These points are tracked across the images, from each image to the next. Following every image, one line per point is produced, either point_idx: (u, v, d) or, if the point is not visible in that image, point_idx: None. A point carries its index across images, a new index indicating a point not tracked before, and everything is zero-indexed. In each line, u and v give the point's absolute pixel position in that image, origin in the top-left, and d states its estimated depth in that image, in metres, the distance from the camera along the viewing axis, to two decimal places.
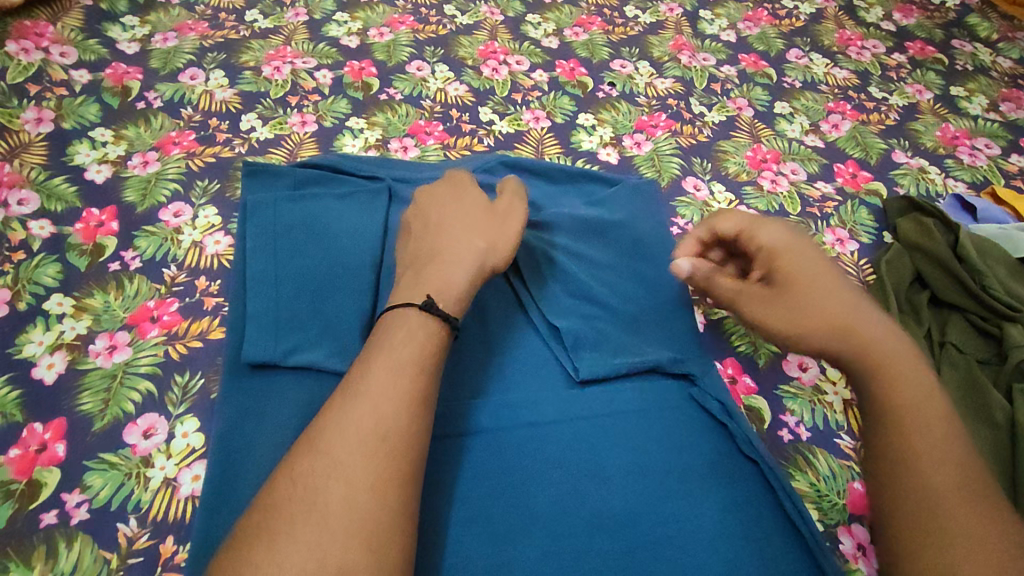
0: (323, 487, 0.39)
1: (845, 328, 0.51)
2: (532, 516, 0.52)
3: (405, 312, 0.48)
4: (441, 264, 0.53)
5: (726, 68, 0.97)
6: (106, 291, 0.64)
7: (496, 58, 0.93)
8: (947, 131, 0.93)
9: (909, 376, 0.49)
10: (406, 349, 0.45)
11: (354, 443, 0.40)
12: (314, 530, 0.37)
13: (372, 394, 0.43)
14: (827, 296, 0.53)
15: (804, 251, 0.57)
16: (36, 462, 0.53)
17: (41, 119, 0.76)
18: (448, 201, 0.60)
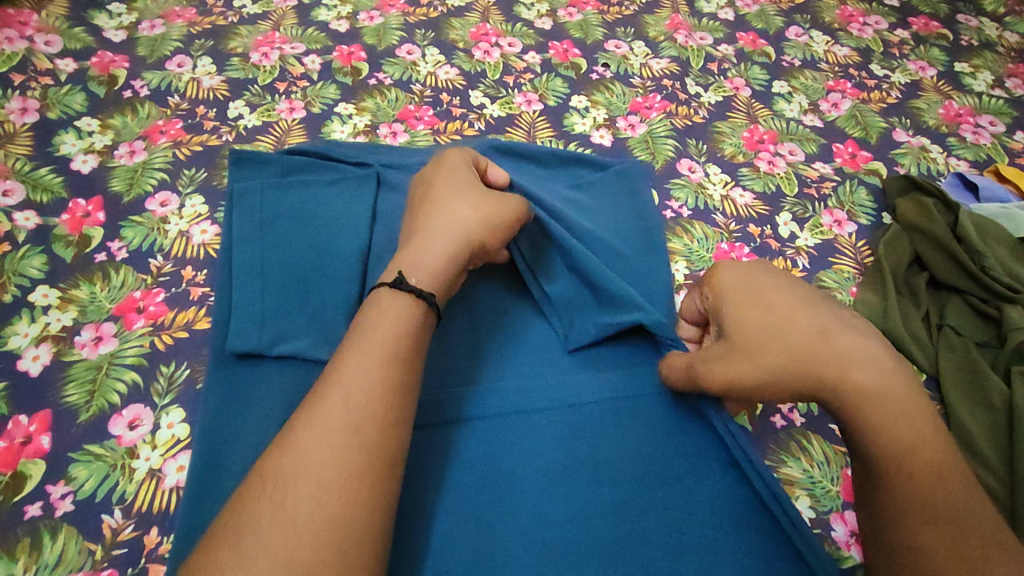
0: (291, 486, 0.38)
1: (812, 363, 0.47)
2: (520, 507, 0.51)
3: (377, 294, 0.48)
4: (417, 241, 0.52)
5: (723, 47, 0.95)
6: (92, 283, 0.63)
7: (488, 40, 0.91)
8: (950, 108, 0.91)
9: (891, 409, 0.45)
10: (377, 334, 0.45)
11: (324, 438, 0.40)
12: (279, 532, 0.36)
13: (341, 384, 0.42)
14: (785, 331, 0.48)
15: (759, 287, 0.52)
16: (21, 454, 0.53)
17: (26, 109, 0.76)
18: (432, 174, 0.59)
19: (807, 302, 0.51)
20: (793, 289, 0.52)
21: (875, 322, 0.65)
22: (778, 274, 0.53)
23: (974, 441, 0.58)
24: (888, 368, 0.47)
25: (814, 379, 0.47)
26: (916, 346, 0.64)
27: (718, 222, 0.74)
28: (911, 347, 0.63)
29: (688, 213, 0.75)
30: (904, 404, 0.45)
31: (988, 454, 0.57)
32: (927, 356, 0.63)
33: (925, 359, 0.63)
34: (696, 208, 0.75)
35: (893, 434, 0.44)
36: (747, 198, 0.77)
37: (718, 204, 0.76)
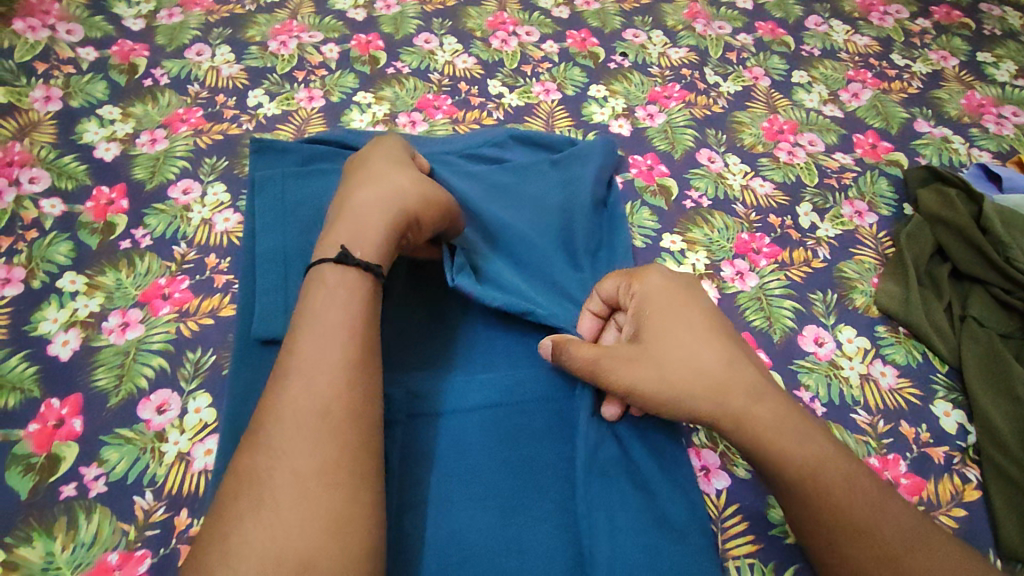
0: (273, 479, 0.39)
1: (719, 386, 0.48)
2: (498, 506, 0.52)
3: (321, 270, 0.48)
4: (360, 209, 0.52)
5: (742, 36, 0.95)
6: (118, 269, 0.64)
7: (505, 29, 0.91)
8: (972, 98, 0.90)
9: (789, 434, 0.47)
10: (323, 317, 0.45)
11: (296, 429, 0.40)
12: (263, 526, 0.37)
13: (302, 370, 0.43)
14: (697, 353, 0.49)
15: (677, 307, 0.52)
16: (54, 437, 0.53)
17: (50, 98, 0.76)
18: (369, 155, 0.59)
19: (718, 331, 0.52)
20: (706, 315, 0.53)
21: (897, 314, 0.65)
22: (695, 294, 0.54)
23: (999, 433, 0.57)
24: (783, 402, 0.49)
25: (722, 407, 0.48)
26: (938, 337, 0.64)
27: (738, 212, 0.74)
28: (933, 338, 0.63)
29: (708, 203, 0.74)
30: (798, 428, 0.48)
31: (1012, 444, 0.56)
32: (949, 347, 0.63)
33: (947, 349, 0.63)
34: (716, 198, 0.75)
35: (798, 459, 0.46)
36: (767, 188, 0.76)
37: (738, 194, 0.76)
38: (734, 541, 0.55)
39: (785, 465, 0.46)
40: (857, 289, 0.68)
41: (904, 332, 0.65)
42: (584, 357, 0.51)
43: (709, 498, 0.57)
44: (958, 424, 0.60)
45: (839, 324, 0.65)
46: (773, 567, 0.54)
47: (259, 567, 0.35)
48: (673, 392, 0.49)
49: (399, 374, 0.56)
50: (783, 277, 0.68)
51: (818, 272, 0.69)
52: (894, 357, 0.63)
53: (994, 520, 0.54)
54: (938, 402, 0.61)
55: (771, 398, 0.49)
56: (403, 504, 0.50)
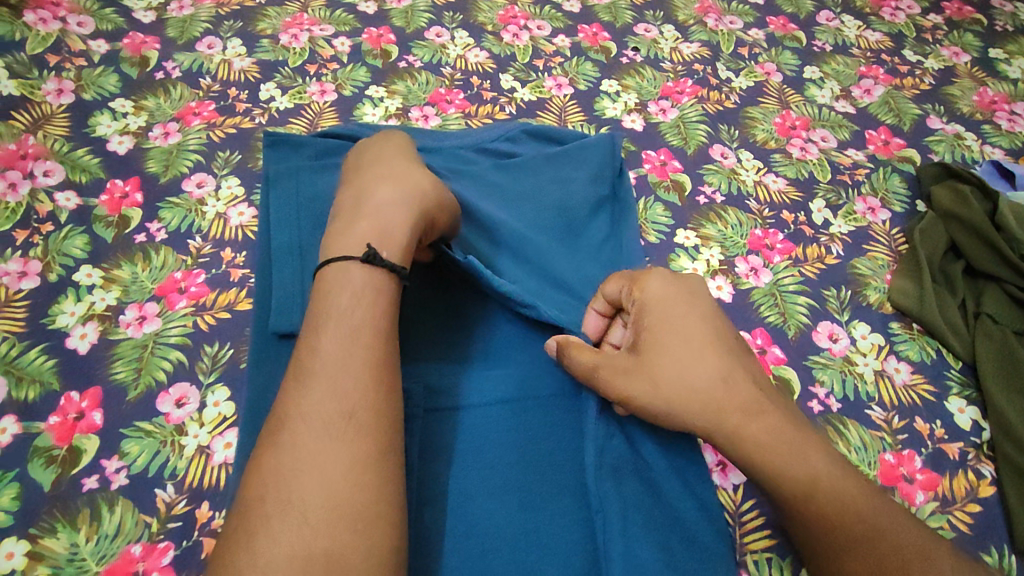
0: (299, 480, 0.39)
1: (713, 404, 0.48)
2: (515, 504, 0.52)
3: (347, 268, 0.48)
4: (387, 209, 0.52)
5: (753, 31, 0.94)
6: (134, 263, 0.64)
7: (517, 23, 0.91)
8: (984, 95, 0.90)
9: (783, 447, 0.47)
10: (348, 319, 0.45)
11: (320, 430, 0.41)
12: (292, 527, 0.38)
13: (326, 371, 0.43)
14: (693, 369, 0.49)
15: (675, 316, 0.52)
16: (75, 430, 0.54)
17: (62, 90, 0.76)
18: (386, 154, 0.59)
19: (718, 342, 0.52)
20: (707, 326, 0.52)
21: (911, 311, 0.65)
22: (698, 303, 0.54)
23: (1014, 429, 0.57)
24: (781, 419, 0.48)
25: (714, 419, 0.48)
26: (952, 334, 0.64)
27: (751, 208, 0.74)
28: (947, 335, 0.64)
29: (722, 198, 0.74)
30: (794, 441, 0.47)
31: None
32: (963, 344, 0.63)
33: (961, 346, 0.63)
34: (730, 193, 0.75)
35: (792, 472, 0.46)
36: (780, 184, 0.76)
37: (751, 190, 0.76)
38: (751, 536, 0.56)
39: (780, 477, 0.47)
40: (871, 285, 0.68)
41: (918, 329, 0.65)
42: (585, 364, 0.52)
43: (725, 493, 0.58)
44: (972, 421, 0.60)
45: (853, 320, 0.65)
46: (789, 563, 0.55)
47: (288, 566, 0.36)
48: (665, 402, 0.49)
49: (417, 369, 0.56)
50: (797, 274, 0.68)
51: (832, 269, 0.69)
52: (908, 353, 0.64)
53: (1010, 515, 0.54)
54: (953, 399, 0.61)
55: (768, 410, 0.49)
56: (423, 498, 0.51)
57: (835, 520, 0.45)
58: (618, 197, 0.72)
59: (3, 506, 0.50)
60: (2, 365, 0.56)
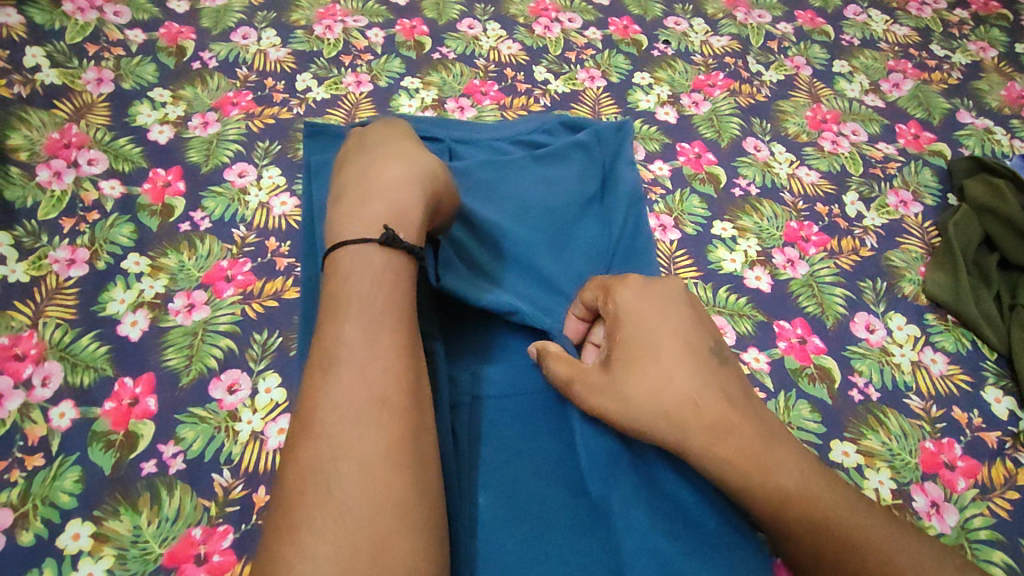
0: (338, 469, 0.37)
1: (680, 422, 0.46)
2: (551, 496, 0.50)
3: (366, 251, 0.46)
4: (402, 191, 0.50)
5: (782, 25, 0.95)
6: (180, 252, 0.65)
7: (548, 15, 0.91)
8: (1012, 90, 0.90)
9: (757, 464, 0.44)
10: (372, 302, 0.44)
11: (354, 417, 0.39)
12: (336, 519, 0.36)
13: (353, 358, 0.41)
14: (662, 384, 0.47)
15: (649, 327, 0.50)
16: (131, 415, 0.54)
17: (102, 80, 0.76)
18: (391, 140, 0.57)
19: (691, 354, 0.49)
20: (681, 338, 0.49)
21: (946, 303, 0.66)
22: (674, 311, 0.51)
23: None
24: (754, 438, 0.45)
25: (683, 436, 0.46)
26: (988, 326, 0.65)
27: (786, 200, 0.75)
28: (983, 326, 0.64)
29: (756, 191, 0.75)
30: (767, 455, 0.45)
31: None
32: (999, 335, 0.64)
33: (997, 337, 0.64)
34: (764, 185, 0.76)
35: (766, 485, 0.44)
36: (813, 177, 0.77)
37: (785, 182, 0.76)
38: None
39: (753, 485, 0.44)
40: (905, 277, 0.69)
41: (953, 320, 0.66)
42: (559, 377, 0.50)
43: None
44: (1009, 411, 0.61)
45: (888, 311, 0.66)
46: None
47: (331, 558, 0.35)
48: (633, 415, 0.47)
49: (463, 358, 0.57)
50: (833, 265, 0.69)
51: (868, 260, 0.70)
52: (944, 344, 0.64)
53: None
54: (989, 389, 0.62)
55: (741, 427, 0.46)
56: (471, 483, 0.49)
57: (803, 523, 0.43)
58: (607, 195, 0.71)
59: (65, 489, 0.51)
60: (56, 352, 0.57)
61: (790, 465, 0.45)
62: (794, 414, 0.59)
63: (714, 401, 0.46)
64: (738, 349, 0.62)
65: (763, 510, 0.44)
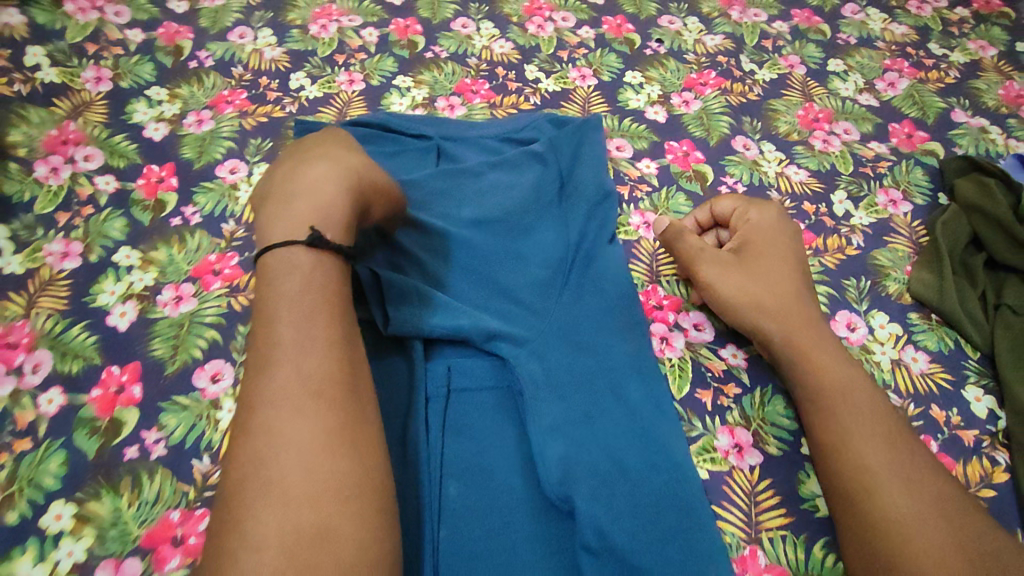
0: (275, 461, 0.38)
1: (786, 313, 0.57)
2: (508, 488, 0.52)
3: (293, 252, 0.46)
4: (326, 188, 0.50)
5: (778, 24, 0.94)
6: (170, 246, 0.66)
7: (542, 15, 0.92)
8: (1010, 89, 0.89)
9: (842, 373, 0.54)
10: (303, 301, 0.44)
11: (288, 410, 0.40)
12: (278, 508, 0.37)
13: (286, 354, 0.42)
14: (778, 286, 0.59)
15: (779, 243, 0.62)
16: (116, 402, 0.56)
17: (100, 78, 0.78)
18: (320, 140, 0.57)
19: (800, 279, 0.60)
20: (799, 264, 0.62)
21: (929, 301, 0.66)
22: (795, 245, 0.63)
23: None
24: (843, 354, 0.56)
25: (791, 323, 0.57)
26: (970, 323, 0.64)
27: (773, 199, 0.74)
28: (964, 324, 0.64)
29: (743, 189, 0.75)
30: (848, 367, 0.54)
31: None
32: (981, 333, 0.64)
33: (980, 335, 0.64)
34: (751, 184, 0.76)
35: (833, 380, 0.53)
36: (802, 176, 0.77)
37: (773, 181, 0.76)
38: (767, 514, 0.53)
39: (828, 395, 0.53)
40: (890, 276, 0.69)
41: (936, 319, 0.66)
42: (688, 248, 0.62)
43: (741, 475, 0.55)
44: (988, 410, 0.60)
45: (871, 310, 0.66)
46: (805, 538, 0.52)
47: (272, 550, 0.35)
48: (743, 292, 0.59)
49: (438, 348, 0.58)
50: (817, 263, 0.69)
51: (853, 259, 0.70)
52: (926, 343, 0.64)
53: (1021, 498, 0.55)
54: (969, 387, 0.62)
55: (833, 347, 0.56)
56: (443, 472, 0.51)
57: (859, 443, 0.49)
58: (566, 200, 0.70)
59: (50, 472, 0.52)
60: (47, 341, 0.58)
61: (853, 381, 0.53)
62: (769, 409, 0.59)
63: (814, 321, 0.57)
64: (715, 345, 0.63)
65: (831, 420, 0.51)
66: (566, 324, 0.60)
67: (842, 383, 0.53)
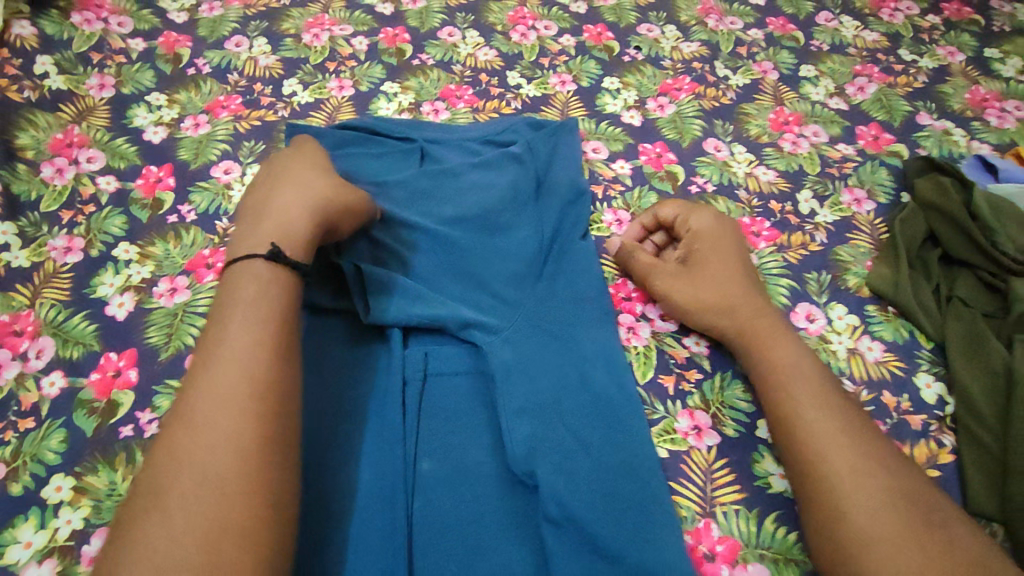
0: (210, 459, 0.41)
1: (733, 303, 0.62)
2: (479, 464, 0.55)
3: (252, 266, 0.50)
4: (290, 212, 0.55)
5: (753, 31, 0.98)
6: (166, 241, 0.70)
7: (525, 23, 0.96)
8: (976, 93, 0.92)
9: (787, 355, 0.58)
10: (254, 312, 0.48)
11: (231, 412, 0.43)
12: (208, 503, 0.40)
13: (233, 359, 0.45)
14: (726, 285, 0.63)
15: (721, 242, 0.67)
16: (113, 385, 0.60)
17: (104, 85, 0.83)
18: (295, 163, 0.62)
19: (745, 276, 0.65)
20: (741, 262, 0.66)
21: (886, 294, 0.69)
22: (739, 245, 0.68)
23: (974, 404, 0.61)
24: (795, 343, 0.59)
25: (740, 311, 0.61)
26: (923, 315, 0.67)
27: (741, 198, 0.78)
28: (918, 315, 0.67)
29: (712, 188, 0.79)
30: (793, 348, 0.58)
31: (985, 413, 0.60)
32: (934, 324, 0.67)
33: (932, 327, 0.67)
34: (720, 183, 0.79)
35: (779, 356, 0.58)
36: (770, 176, 0.80)
37: (742, 181, 0.80)
38: (722, 490, 0.57)
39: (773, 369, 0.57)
40: (851, 271, 0.72)
41: (893, 311, 0.69)
42: (641, 266, 0.67)
43: (699, 454, 0.58)
44: (937, 395, 0.63)
45: (831, 302, 0.69)
46: (757, 512, 0.56)
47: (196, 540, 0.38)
48: (693, 297, 0.63)
49: (417, 335, 0.62)
50: (780, 258, 0.72)
51: (815, 255, 0.73)
52: (882, 334, 0.67)
53: (963, 478, 0.58)
54: (921, 374, 0.65)
55: (782, 334, 0.60)
56: (418, 449, 0.55)
57: (802, 410, 0.54)
58: (542, 198, 0.73)
59: (52, 448, 0.56)
60: (50, 328, 0.62)
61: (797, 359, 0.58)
62: (728, 392, 0.62)
63: (763, 315, 0.61)
64: (679, 333, 0.66)
65: (776, 388, 0.56)
66: (536, 314, 0.63)
67: (787, 359, 0.58)
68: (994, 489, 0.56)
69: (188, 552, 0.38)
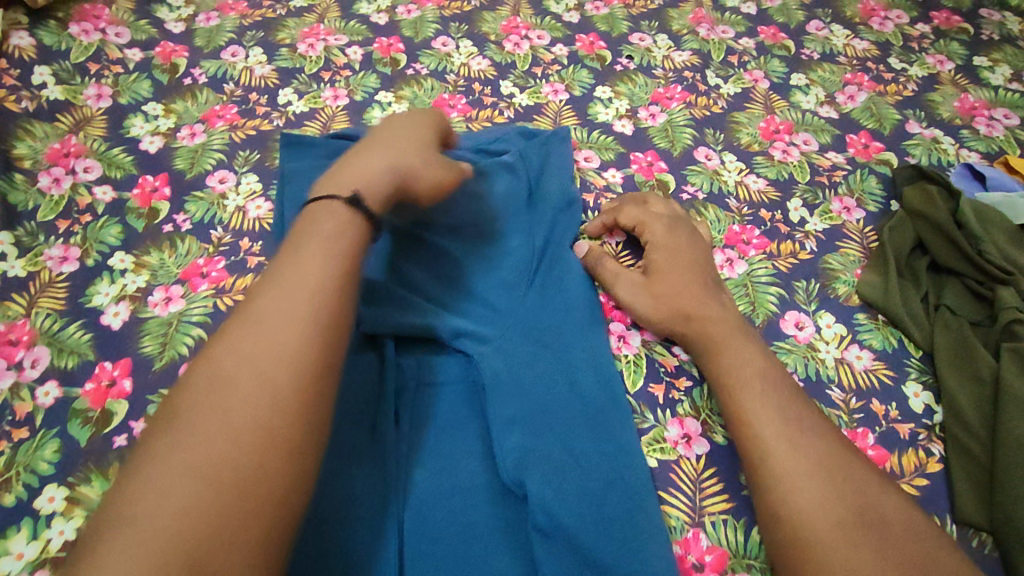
0: (265, 386, 0.39)
1: (694, 315, 0.62)
2: (470, 471, 0.56)
3: (331, 210, 0.49)
4: (374, 171, 0.53)
5: (744, 40, 0.99)
6: (161, 251, 0.71)
7: (518, 33, 0.97)
8: (965, 101, 0.93)
9: (745, 359, 0.59)
10: (328, 255, 0.46)
11: (291, 344, 0.41)
12: (255, 429, 0.38)
13: (301, 295, 0.43)
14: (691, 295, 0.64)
15: (684, 252, 0.68)
16: (108, 395, 0.60)
17: (101, 95, 0.84)
18: (410, 129, 0.61)
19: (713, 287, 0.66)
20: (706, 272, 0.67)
21: (875, 302, 0.70)
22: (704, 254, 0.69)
23: (962, 413, 0.61)
24: (763, 352, 0.60)
25: (700, 321, 0.62)
26: (912, 324, 0.68)
27: (731, 206, 0.79)
28: (907, 324, 0.68)
29: (703, 197, 0.79)
30: (750, 352, 0.59)
31: (973, 422, 0.61)
32: (922, 333, 0.68)
33: (921, 335, 0.68)
34: (711, 192, 0.80)
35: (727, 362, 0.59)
36: (760, 184, 0.81)
37: (732, 189, 0.80)
38: (710, 499, 0.57)
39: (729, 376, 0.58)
40: (840, 279, 0.73)
41: (883, 319, 0.70)
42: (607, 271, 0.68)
43: (688, 463, 0.59)
44: (925, 404, 0.64)
45: (819, 310, 0.70)
46: (745, 522, 0.56)
47: (184, 511, 0.34)
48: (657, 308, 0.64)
49: (410, 347, 0.62)
50: (770, 266, 0.73)
51: (804, 263, 0.74)
52: (871, 341, 0.68)
53: (952, 487, 0.58)
54: (910, 383, 0.65)
55: (747, 341, 0.61)
56: (410, 458, 0.56)
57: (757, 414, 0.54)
58: (534, 207, 0.74)
59: (46, 457, 0.57)
60: (45, 338, 0.63)
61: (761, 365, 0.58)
62: None
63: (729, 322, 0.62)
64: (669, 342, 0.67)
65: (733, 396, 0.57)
66: (527, 324, 0.64)
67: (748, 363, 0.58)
68: (982, 498, 0.57)
69: (229, 476, 0.36)
